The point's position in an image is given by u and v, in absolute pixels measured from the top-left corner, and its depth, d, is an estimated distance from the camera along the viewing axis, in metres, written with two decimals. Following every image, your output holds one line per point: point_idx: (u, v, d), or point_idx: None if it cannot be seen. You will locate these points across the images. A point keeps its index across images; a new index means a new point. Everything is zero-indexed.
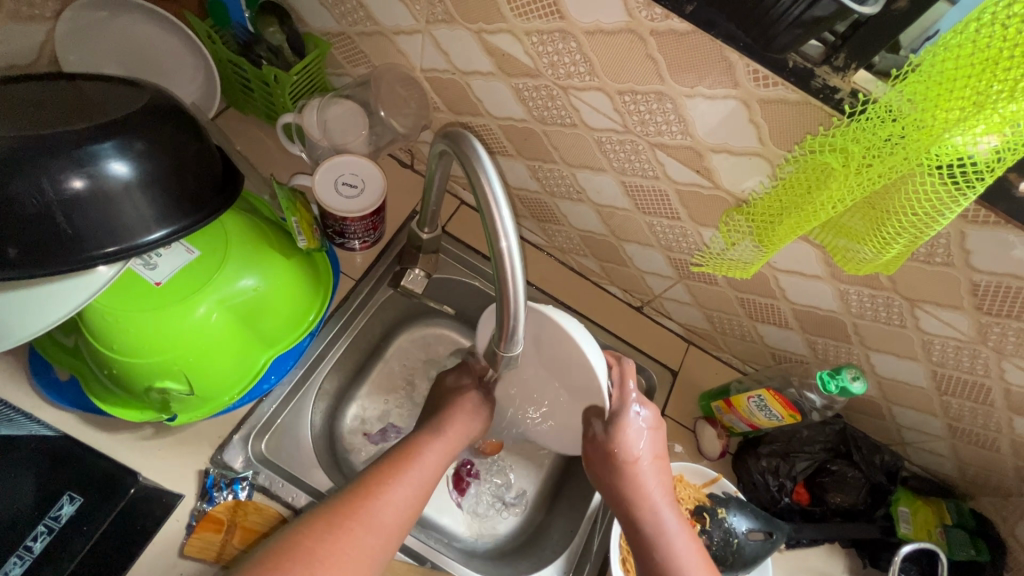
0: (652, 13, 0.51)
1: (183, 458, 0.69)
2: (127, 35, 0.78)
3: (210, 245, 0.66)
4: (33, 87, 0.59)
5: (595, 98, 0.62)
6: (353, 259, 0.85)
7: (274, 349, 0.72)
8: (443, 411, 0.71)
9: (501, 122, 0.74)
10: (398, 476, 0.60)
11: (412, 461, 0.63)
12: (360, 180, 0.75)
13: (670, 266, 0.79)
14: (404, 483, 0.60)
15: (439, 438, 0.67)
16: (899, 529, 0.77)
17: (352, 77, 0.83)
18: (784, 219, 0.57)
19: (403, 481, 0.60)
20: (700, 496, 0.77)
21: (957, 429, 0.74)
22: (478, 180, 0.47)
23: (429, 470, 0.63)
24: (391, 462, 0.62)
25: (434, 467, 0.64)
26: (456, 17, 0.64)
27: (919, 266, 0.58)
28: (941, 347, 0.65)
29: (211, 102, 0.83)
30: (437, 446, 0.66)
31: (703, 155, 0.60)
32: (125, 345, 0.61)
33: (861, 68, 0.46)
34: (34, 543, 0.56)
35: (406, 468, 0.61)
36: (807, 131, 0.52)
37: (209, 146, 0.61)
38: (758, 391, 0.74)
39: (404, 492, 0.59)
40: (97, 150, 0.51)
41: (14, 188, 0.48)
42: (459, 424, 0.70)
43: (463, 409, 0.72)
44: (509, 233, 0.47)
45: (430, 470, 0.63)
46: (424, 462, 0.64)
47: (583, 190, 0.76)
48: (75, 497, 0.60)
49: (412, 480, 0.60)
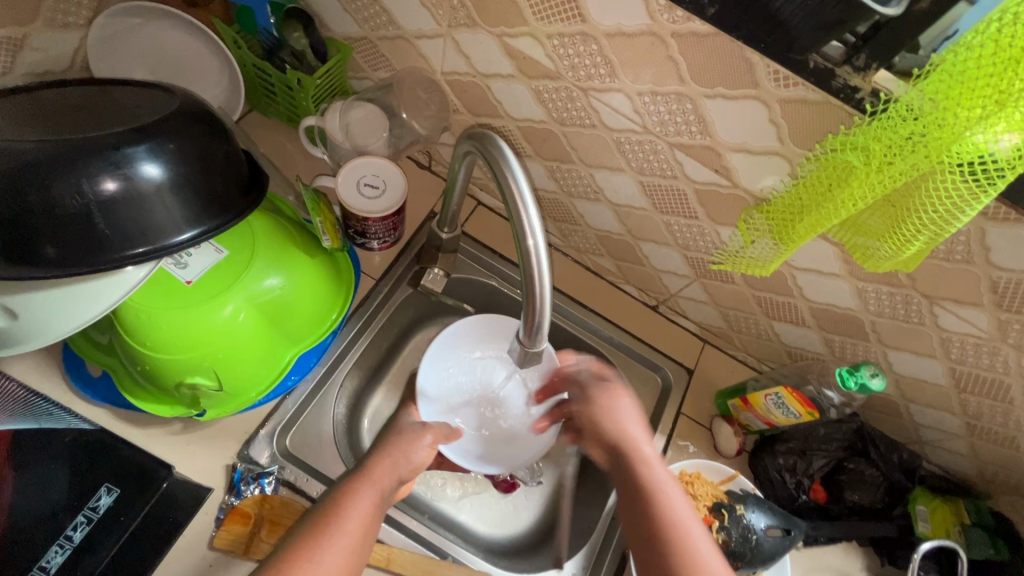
0: (674, 15, 0.53)
1: (211, 453, 0.70)
2: (156, 41, 0.81)
3: (238, 244, 0.68)
4: (68, 92, 0.61)
5: (615, 99, 0.63)
6: (372, 258, 0.86)
7: (298, 347, 0.74)
8: (380, 446, 0.68)
9: (520, 124, 0.75)
10: (323, 535, 0.55)
11: (338, 512, 0.57)
12: (382, 181, 0.77)
13: (687, 265, 0.79)
14: (331, 543, 0.54)
15: (365, 480, 0.61)
16: (916, 528, 0.76)
17: (372, 81, 0.85)
18: (804, 217, 0.57)
19: (329, 542, 0.55)
20: (718, 493, 0.78)
21: (976, 428, 0.74)
22: (505, 181, 0.49)
23: (359, 519, 0.57)
24: (318, 515, 0.57)
25: (364, 514, 0.58)
26: (478, 22, 0.66)
27: (939, 263, 0.59)
28: (959, 344, 0.66)
29: (235, 105, 0.85)
30: (363, 492, 0.60)
31: (722, 155, 0.61)
32: (158, 342, 0.63)
33: (882, 67, 0.47)
34: (74, 533, 0.60)
35: (331, 518, 0.56)
36: (827, 131, 0.53)
37: (235, 147, 0.63)
38: (776, 389, 0.75)
39: (331, 556, 0.54)
40: (131, 152, 0.53)
41: (54, 191, 0.50)
42: (397, 459, 0.66)
43: (400, 442, 0.68)
44: (536, 231, 0.48)
45: (361, 517, 0.58)
46: (350, 508, 0.58)
47: (600, 190, 0.77)
48: (112, 488, 0.63)
49: (337, 537, 0.55)
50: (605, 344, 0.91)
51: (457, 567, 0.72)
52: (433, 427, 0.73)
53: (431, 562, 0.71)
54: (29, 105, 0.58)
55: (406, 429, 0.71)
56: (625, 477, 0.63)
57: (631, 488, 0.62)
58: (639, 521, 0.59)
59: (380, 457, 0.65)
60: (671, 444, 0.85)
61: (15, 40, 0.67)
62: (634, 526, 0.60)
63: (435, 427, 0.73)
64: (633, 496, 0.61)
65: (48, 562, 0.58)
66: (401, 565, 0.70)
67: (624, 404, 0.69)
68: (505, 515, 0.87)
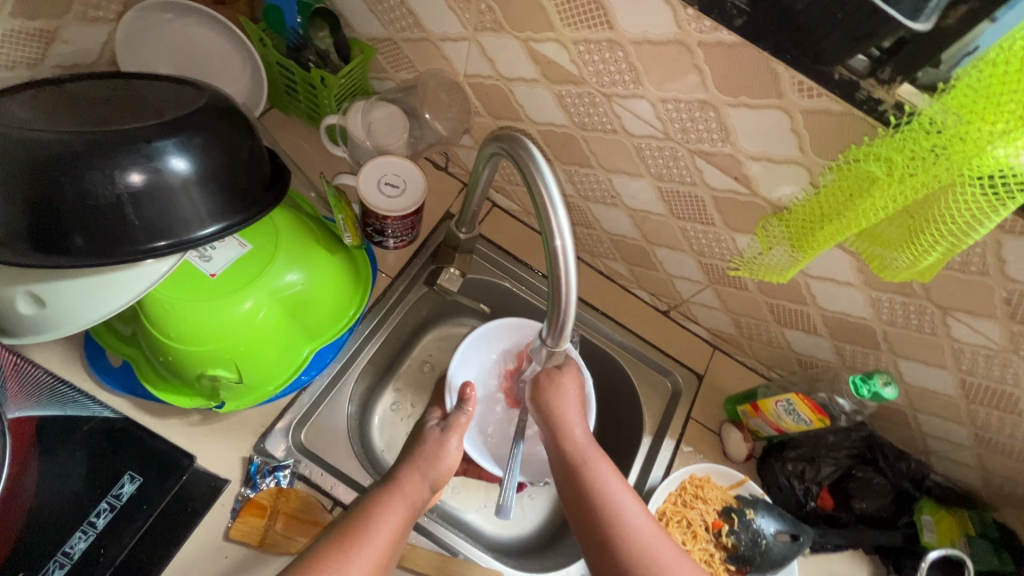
0: (701, 25, 0.54)
1: (228, 445, 0.70)
2: (183, 37, 0.82)
3: (261, 239, 0.69)
4: (99, 84, 0.62)
5: (638, 106, 0.65)
6: (387, 257, 0.87)
7: (315, 343, 0.75)
8: (409, 455, 0.69)
9: (540, 128, 0.77)
10: (352, 549, 0.56)
11: (368, 524, 0.58)
12: (402, 180, 0.78)
13: (701, 271, 0.80)
14: (359, 554, 0.56)
15: (396, 493, 0.62)
16: (922, 537, 0.77)
17: (394, 82, 0.86)
18: (825, 226, 0.58)
19: (359, 554, 0.56)
20: (727, 498, 0.79)
21: (984, 439, 0.75)
22: (535, 182, 0.52)
23: (387, 531, 0.58)
24: (347, 526, 0.58)
25: (392, 527, 0.59)
26: (505, 26, 0.67)
27: (954, 274, 0.60)
28: (970, 355, 0.66)
29: (258, 101, 0.86)
30: (394, 503, 0.61)
31: (741, 163, 0.63)
32: (181, 334, 0.63)
33: (907, 81, 0.48)
34: (97, 519, 0.62)
35: (361, 529, 0.57)
36: (851, 141, 0.54)
37: (259, 145, 0.64)
38: (787, 396, 0.75)
39: (359, 565, 0.55)
40: (161, 146, 0.54)
41: (88, 179, 0.51)
42: (425, 470, 0.67)
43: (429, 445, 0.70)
44: (564, 233, 0.51)
45: (390, 529, 0.59)
46: (381, 521, 0.59)
47: (617, 195, 0.78)
48: (135, 476, 0.64)
49: (367, 550, 0.56)
50: (616, 347, 0.92)
51: (469, 565, 0.73)
52: (457, 427, 0.71)
53: (443, 560, 0.72)
54: (63, 96, 0.59)
55: (429, 435, 0.71)
56: (569, 481, 0.65)
57: (574, 492, 0.64)
58: (590, 527, 0.62)
59: (409, 467, 0.66)
60: (680, 449, 0.85)
61: (48, 33, 0.69)
62: (585, 539, 0.62)
63: (458, 426, 0.72)
64: (578, 503, 0.63)
65: (72, 548, 0.60)
66: (413, 562, 0.71)
67: (566, 388, 0.69)
68: (511, 516, 0.88)
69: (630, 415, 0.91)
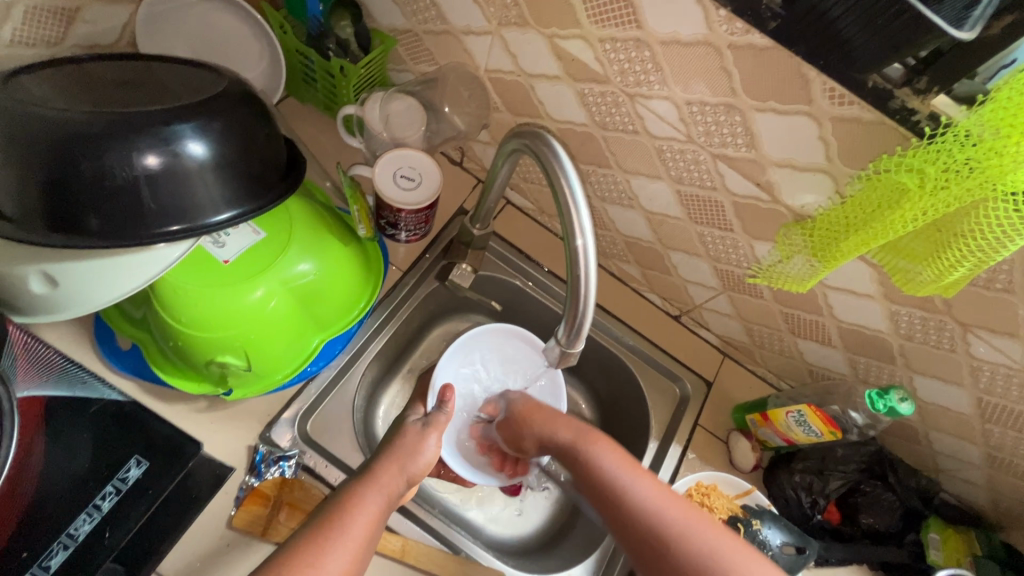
0: (733, 27, 0.53)
1: (234, 434, 0.71)
2: (203, 22, 0.81)
3: (275, 227, 0.68)
4: (117, 66, 0.61)
5: (662, 107, 0.64)
6: (398, 250, 0.86)
7: (326, 333, 0.74)
8: (391, 442, 0.69)
9: (560, 125, 0.76)
10: (327, 541, 0.54)
11: (345, 517, 0.57)
12: (418, 173, 0.77)
13: (716, 277, 0.79)
14: (334, 547, 0.54)
15: (373, 484, 0.61)
16: (928, 555, 0.76)
17: (413, 73, 0.85)
18: (848, 236, 0.57)
19: (335, 546, 0.54)
20: (733, 507, 0.78)
21: (996, 459, 0.73)
22: (558, 181, 0.51)
23: (362, 525, 0.57)
24: (326, 519, 0.56)
25: (369, 518, 0.58)
26: (530, 21, 0.66)
27: (977, 291, 0.59)
28: (989, 373, 0.65)
29: (275, 88, 0.85)
30: (371, 496, 0.60)
31: (765, 169, 0.62)
32: (191, 319, 0.63)
33: (942, 92, 0.48)
34: (102, 502, 0.59)
35: (338, 524, 0.56)
36: (882, 151, 0.53)
37: (276, 132, 0.63)
38: (798, 406, 0.74)
39: (337, 559, 0.54)
40: (179, 129, 0.53)
41: (107, 162, 0.51)
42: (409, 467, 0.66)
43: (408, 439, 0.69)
44: (585, 231, 0.50)
45: (366, 522, 0.57)
46: (355, 513, 0.57)
47: (635, 197, 0.77)
48: (142, 460, 0.62)
49: (344, 541, 0.55)
50: (624, 350, 0.91)
51: (469, 563, 0.72)
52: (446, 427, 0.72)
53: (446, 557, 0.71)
54: (81, 76, 0.59)
55: (408, 430, 0.70)
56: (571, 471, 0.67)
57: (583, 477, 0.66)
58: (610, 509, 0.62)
59: (387, 459, 0.65)
60: (686, 456, 0.84)
61: (69, 12, 0.68)
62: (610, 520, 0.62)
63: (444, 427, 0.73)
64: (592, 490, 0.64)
65: (76, 530, 0.57)
66: (416, 559, 0.69)
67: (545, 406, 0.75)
68: (510, 516, 0.88)
69: (636, 419, 0.91)
